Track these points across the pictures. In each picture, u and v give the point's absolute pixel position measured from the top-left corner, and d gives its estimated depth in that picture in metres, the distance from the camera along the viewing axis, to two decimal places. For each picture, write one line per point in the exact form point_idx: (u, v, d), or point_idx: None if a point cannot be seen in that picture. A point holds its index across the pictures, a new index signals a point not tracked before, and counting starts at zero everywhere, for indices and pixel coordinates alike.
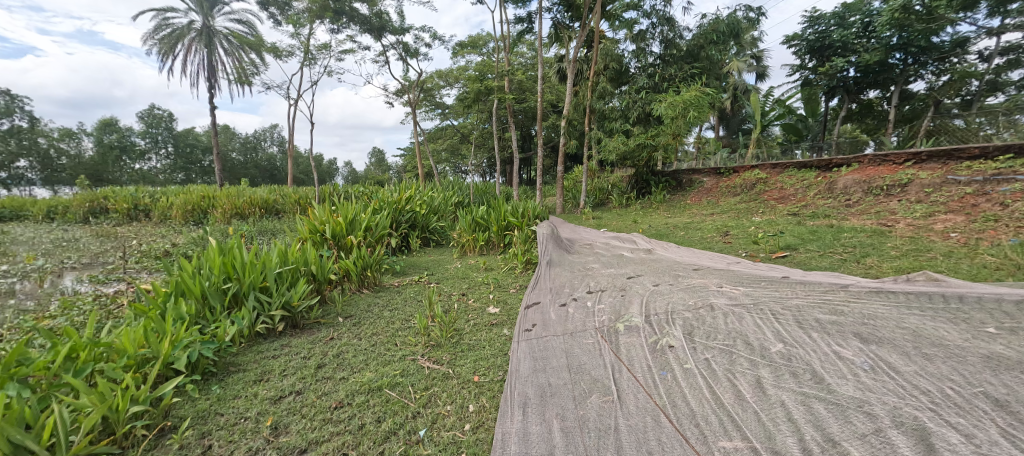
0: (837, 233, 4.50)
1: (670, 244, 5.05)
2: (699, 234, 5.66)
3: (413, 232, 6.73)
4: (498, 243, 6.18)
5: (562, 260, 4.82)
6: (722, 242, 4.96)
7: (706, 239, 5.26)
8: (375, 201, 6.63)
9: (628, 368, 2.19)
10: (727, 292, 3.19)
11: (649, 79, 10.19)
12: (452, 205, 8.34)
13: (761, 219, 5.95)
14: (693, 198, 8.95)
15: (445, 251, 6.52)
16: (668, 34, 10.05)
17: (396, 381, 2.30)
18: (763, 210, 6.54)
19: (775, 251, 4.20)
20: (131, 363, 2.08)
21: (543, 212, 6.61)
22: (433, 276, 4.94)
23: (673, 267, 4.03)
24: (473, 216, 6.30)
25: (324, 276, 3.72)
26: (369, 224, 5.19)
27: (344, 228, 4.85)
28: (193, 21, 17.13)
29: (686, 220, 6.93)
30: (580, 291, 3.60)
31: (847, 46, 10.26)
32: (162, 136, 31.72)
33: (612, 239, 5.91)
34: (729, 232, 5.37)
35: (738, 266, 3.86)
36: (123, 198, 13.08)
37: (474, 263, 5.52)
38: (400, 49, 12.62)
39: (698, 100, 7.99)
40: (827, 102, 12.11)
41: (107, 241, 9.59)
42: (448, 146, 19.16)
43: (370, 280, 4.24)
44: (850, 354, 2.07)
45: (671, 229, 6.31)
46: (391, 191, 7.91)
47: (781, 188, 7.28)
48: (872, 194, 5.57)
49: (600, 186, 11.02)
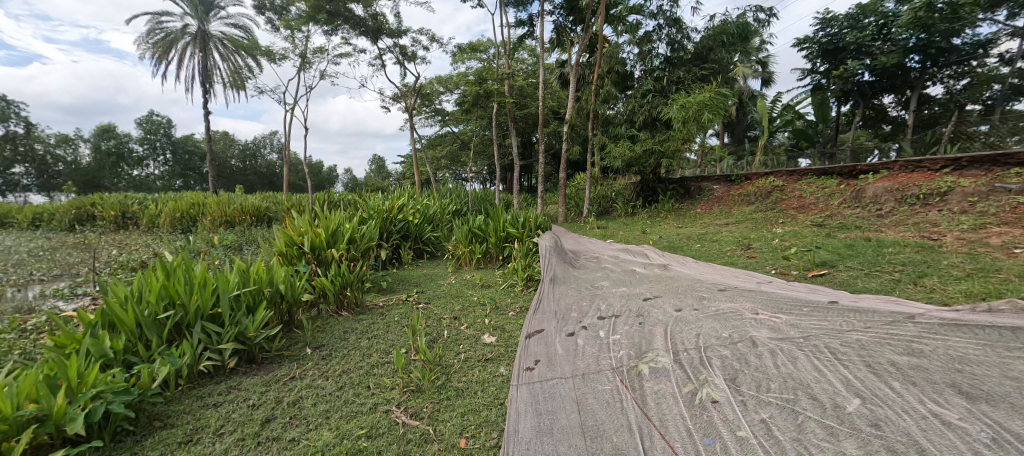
0: (877, 248, 4.00)
1: (687, 259, 4.55)
2: (717, 247, 5.15)
3: (404, 243, 6.26)
4: (496, 256, 5.68)
5: (567, 277, 4.32)
6: (745, 257, 4.45)
7: (725, 253, 4.75)
8: (364, 211, 6.15)
9: (661, 432, 1.70)
10: (767, 321, 2.69)
11: (655, 82, 9.74)
12: (449, 214, 7.87)
13: (784, 230, 5.46)
14: (704, 207, 8.46)
15: (440, 264, 6.03)
16: (675, 36, 9.61)
17: (359, 446, 1.82)
18: (784, 221, 6.06)
19: (811, 268, 3.71)
20: (4, 430, 1.60)
21: (546, 221, 6.11)
22: (424, 294, 4.44)
23: (696, 287, 3.53)
24: (469, 227, 5.81)
25: (295, 298, 3.23)
26: (355, 235, 4.69)
27: (325, 240, 4.35)
28: (187, 25, 16.74)
29: (699, 230, 6.44)
30: (591, 317, 3.09)
31: (862, 49, 9.76)
32: (161, 142, 31.36)
33: (621, 252, 5.42)
34: (752, 246, 4.86)
35: (771, 287, 3.37)
36: (112, 205, 12.65)
37: (469, 278, 5.02)
38: (397, 52, 12.22)
39: (713, 102, 7.48)
40: (839, 108, 11.66)
41: (87, 250, 9.13)
42: (448, 152, 18.72)
43: (352, 301, 3.75)
44: (958, 419, 1.58)
45: (685, 241, 5.81)
46: (383, 199, 7.43)
47: (800, 197, 6.79)
48: (907, 203, 5.08)
49: (604, 194, 10.57)
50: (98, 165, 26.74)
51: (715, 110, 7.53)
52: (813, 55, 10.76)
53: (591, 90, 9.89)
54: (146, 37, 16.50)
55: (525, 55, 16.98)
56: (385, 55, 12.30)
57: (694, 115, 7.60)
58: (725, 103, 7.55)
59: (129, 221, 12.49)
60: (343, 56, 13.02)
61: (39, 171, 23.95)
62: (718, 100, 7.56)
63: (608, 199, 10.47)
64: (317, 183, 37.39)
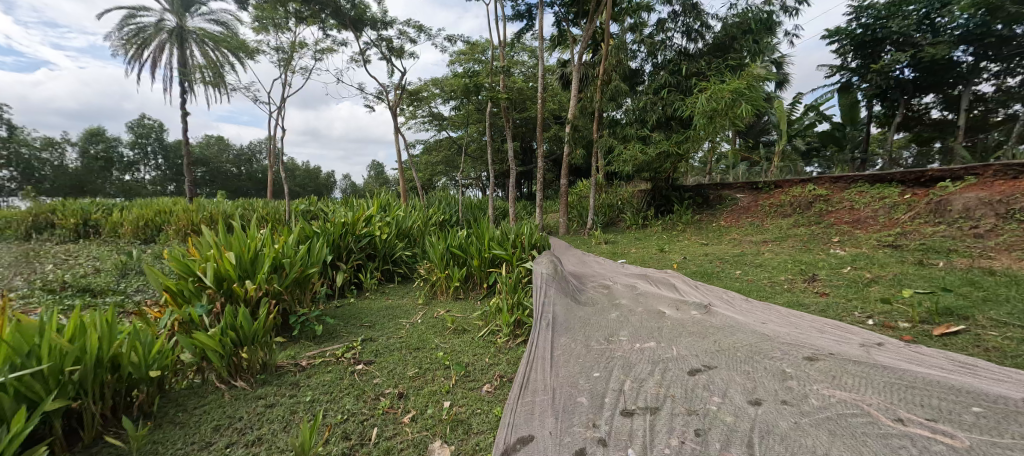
0: (1014, 286, 2.81)
1: (734, 296, 3.36)
2: (766, 275, 3.92)
3: (368, 264, 5.09)
4: (480, 283, 4.44)
5: (570, 322, 3.12)
6: (812, 296, 3.25)
7: (782, 287, 3.53)
8: (317, 224, 4.97)
9: None
10: (935, 447, 1.52)
11: (671, 76, 8.57)
12: (432, 226, 6.70)
13: (848, 254, 4.25)
14: (728, 219, 7.30)
15: (411, 290, 4.84)
16: (692, 25, 8.46)
17: None
18: (839, 239, 4.89)
19: (934, 322, 2.51)
20: None
21: (543, 237, 4.88)
22: (373, 342, 3.22)
23: (768, 352, 2.33)
24: (447, 244, 4.59)
25: (142, 368, 2.10)
26: (284, 259, 3.49)
27: (238, 267, 3.16)
28: (163, 19, 15.56)
29: (732, 250, 5.22)
30: (609, 414, 1.90)
31: (907, 39, 8.57)
32: (152, 147, 30.06)
33: (639, 280, 4.22)
34: (816, 276, 3.63)
35: (889, 356, 2.19)
36: (74, 212, 11.00)
37: (440, 317, 3.79)
38: (383, 46, 11.11)
39: (750, 89, 6.27)
40: (869, 109, 10.51)
41: (19, 266, 7.79)
42: (443, 158, 17.57)
43: (257, 364, 2.58)
44: None
45: (717, 265, 4.58)
46: (350, 207, 6.26)
47: (850, 209, 5.65)
48: (1014, 220, 3.94)
49: (610, 203, 9.44)
50: (86, 170, 25.55)
51: (749, 102, 6.34)
52: (844, 49, 9.57)
53: (597, 86, 8.73)
54: (118, 32, 15.34)
55: (524, 56, 15.89)
56: (370, 50, 11.19)
57: (724, 109, 6.36)
58: (760, 93, 6.36)
59: (92, 231, 10.89)
60: (326, 52, 11.91)
61: (26, 177, 22.21)
62: (753, 88, 6.35)
63: (615, 209, 9.30)
64: (314, 188, 36.28)
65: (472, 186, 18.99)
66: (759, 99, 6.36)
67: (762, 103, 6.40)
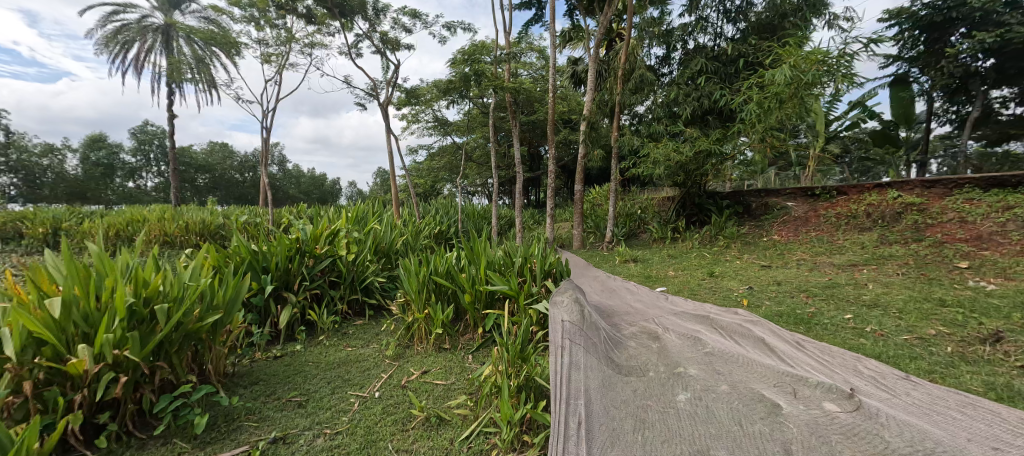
0: None
1: (884, 370, 2.07)
2: (901, 327, 2.59)
3: (327, 295, 3.86)
4: (473, 327, 3.19)
5: (612, 420, 1.86)
6: (1022, 376, 1.95)
7: (948, 352, 2.23)
8: (259, 239, 3.72)
9: None
10: None
11: (707, 62, 7.30)
12: (421, 241, 5.44)
13: (1008, 289, 2.95)
14: (782, 233, 5.99)
15: (379, 332, 3.60)
16: (731, 3, 7.28)
17: None
18: (973, 264, 3.56)
19: None
20: None
21: (561, 260, 3.57)
22: (292, 445, 1.99)
23: None
24: (430, 270, 3.30)
25: None
26: (165, 301, 2.26)
27: (70, 320, 1.96)
28: (149, 16, 14.66)
29: (815, 278, 3.90)
30: None
31: (986, 17, 7.21)
32: (154, 153, 29.10)
33: (703, 326, 2.92)
34: (997, 332, 2.32)
35: None
36: (44, 218, 8.31)
37: (409, 388, 2.52)
38: (376, 38, 9.96)
39: (836, 60, 5.00)
40: (928, 105, 9.17)
41: None
42: (446, 164, 16.44)
43: None
44: None
45: (807, 302, 3.26)
46: (320, 218, 5.02)
47: (962, 222, 4.35)
48: None
49: (631, 212, 8.19)
50: (87, 177, 24.70)
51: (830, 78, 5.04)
52: (905, 34, 8.20)
53: (618, 77, 7.46)
54: (102, 29, 14.43)
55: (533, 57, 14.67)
56: (361, 42, 10.02)
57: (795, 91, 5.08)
58: (851, 64, 5.07)
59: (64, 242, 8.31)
60: (316, 47, 10.82)
61: (26, 183, 21.61)
62: (835, 61, 5.05)
63: (636, 218, 8.02)
64: (318, 194, 35.45)
65: (478, 193, 17.79)
66: (841, 78, 5.08)
67: (847, 82, 5.12)
